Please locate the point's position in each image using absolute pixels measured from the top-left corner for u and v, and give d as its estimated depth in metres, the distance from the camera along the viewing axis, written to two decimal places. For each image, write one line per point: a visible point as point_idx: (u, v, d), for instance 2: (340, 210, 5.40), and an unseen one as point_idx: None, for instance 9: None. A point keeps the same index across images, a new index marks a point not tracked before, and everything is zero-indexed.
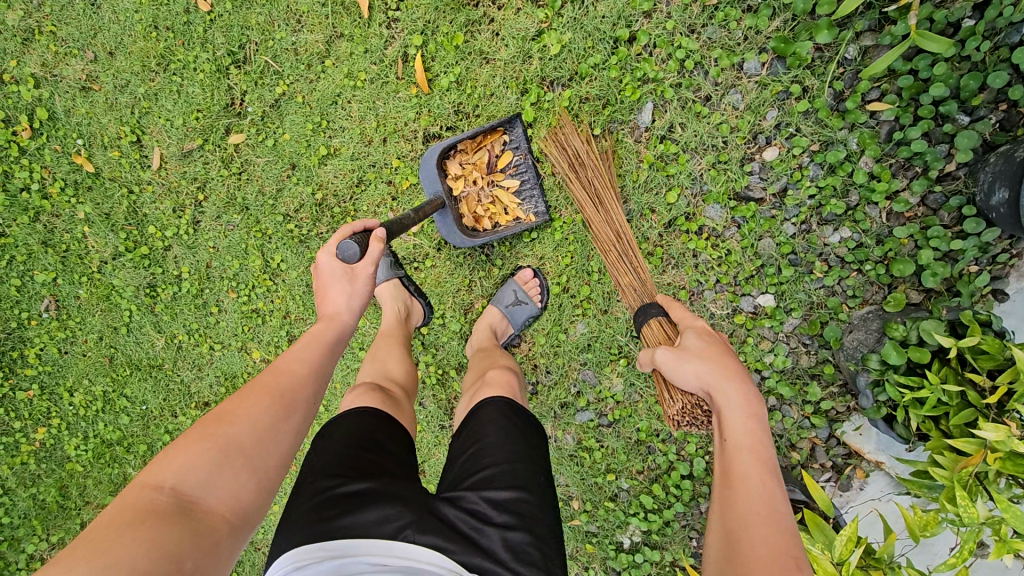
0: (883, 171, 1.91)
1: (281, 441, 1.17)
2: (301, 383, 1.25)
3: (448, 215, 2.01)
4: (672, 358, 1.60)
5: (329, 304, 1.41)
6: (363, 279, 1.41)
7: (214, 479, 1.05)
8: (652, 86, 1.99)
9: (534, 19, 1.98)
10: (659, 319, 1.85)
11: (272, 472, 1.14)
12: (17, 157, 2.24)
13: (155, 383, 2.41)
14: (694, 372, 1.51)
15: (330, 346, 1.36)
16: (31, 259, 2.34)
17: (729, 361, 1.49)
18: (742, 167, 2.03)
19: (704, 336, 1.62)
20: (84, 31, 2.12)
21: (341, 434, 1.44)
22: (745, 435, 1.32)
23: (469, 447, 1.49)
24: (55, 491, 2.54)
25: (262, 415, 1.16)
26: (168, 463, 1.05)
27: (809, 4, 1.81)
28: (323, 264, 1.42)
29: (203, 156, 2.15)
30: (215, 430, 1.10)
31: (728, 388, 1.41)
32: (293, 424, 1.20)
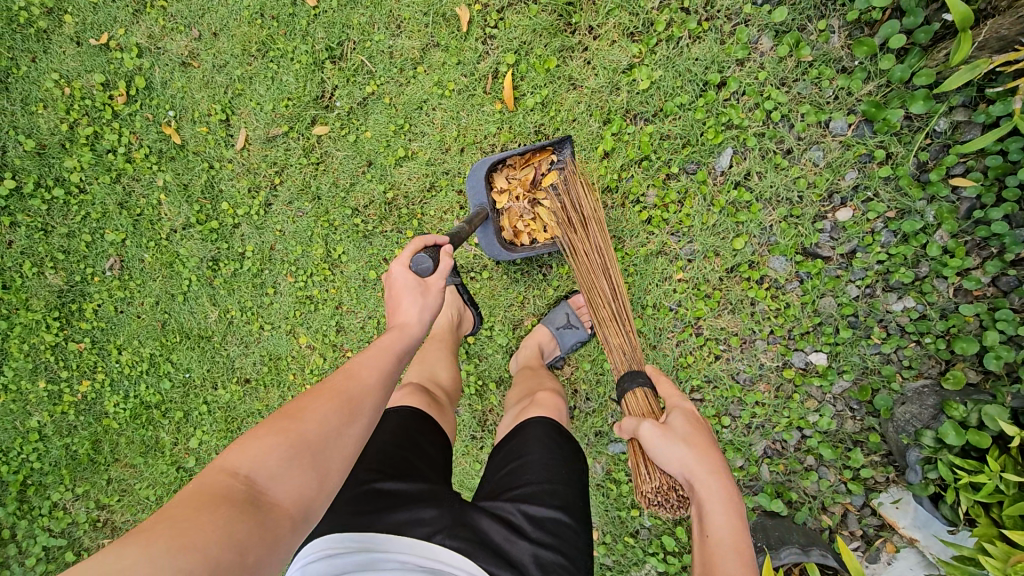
0: (958, 247, 1.90)
1: (347, 444, 1.13)
2: (371, 389, 1.21)
3: (490, 228, 2.00)
4: (655, 438, 1.51)
5: (401, 314, 1.40)
6: (433, 293, 1.44)
7: (284, 472, 1.03)
8: (736, 132, 1.99)
9: (627, 52, 1.99)
10: (643, 389, 1.75)
11: (335, 474, 1.11)
12: (109, 119, 2.30)
13: (201, 354, 2.48)
14: (677, 457, 1.43)
15: (399, 355, 1.32)
16: (105, 218, 2.40)
17: (711, 451, 1.41)
18: (814, 224, 2.03)
19: (690, 418, 1.53)
20: (193, 9, 2.16)
21: (384, 433, 1.51)
22: (731, 535, 1.26)
23: (513, 460, 1.49)
24: (87, 444, 2.62)
25: (332, 415, 1.13)
26: (243, 450, 1.03)
27: (906, 74, 1.80)
28: (395, 274, 1.42)
29: (286, 143, 2.19)
30: (288, 425, 1.08)
31: (710, 484, 1.34)
32: (359, 430, 1.16)
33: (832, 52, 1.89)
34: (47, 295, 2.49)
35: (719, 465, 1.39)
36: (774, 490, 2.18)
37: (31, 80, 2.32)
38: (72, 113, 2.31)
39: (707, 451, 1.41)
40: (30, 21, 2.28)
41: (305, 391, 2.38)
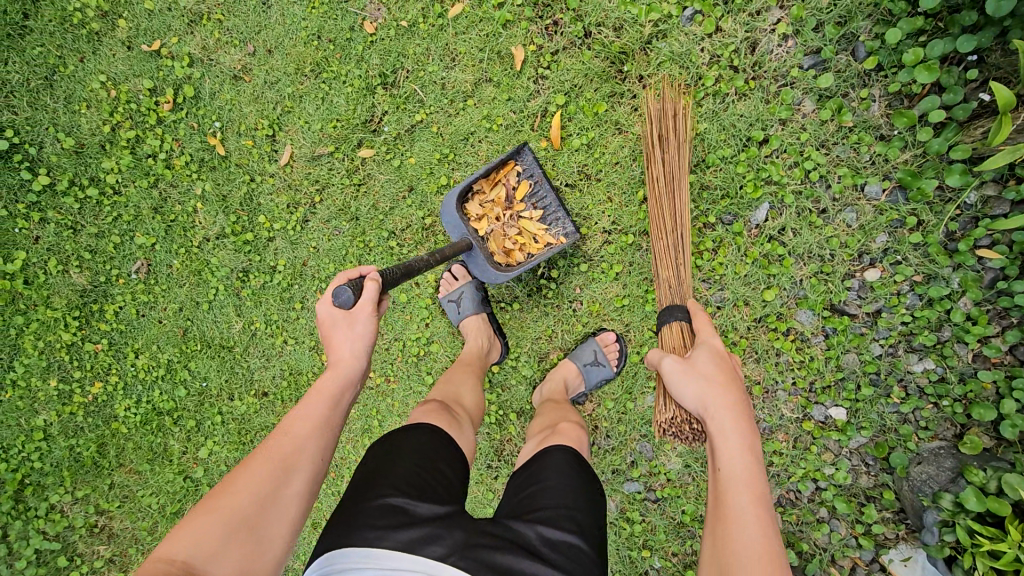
0: (981, 315, 1.95)
1: (284, 502, 1.25)
2: (303, 441, 1.33)
3: (478, 255, 1.97)
4: (676, 371, 1.65)
5: (334, 352, 1.49)
6: (361, 320, 1.49)
7: (222, 547, 1.13)
8: (774, 188, 2.05)
9: (675, 103, 2.05)
10: (679, 322, 1.84)
11: (277, 536, 1.23)
12: (153, 125, 2.30)
13: (221, 363, 2.46)
14: (696, 395, 1.56)
15: (334, 397, 1.44)
16: (137, 221, 2.40)
17: (732, 385, 1.52)
18: (843, 282, 2.09)
19: (715, 355, 1.63)
20: (250, 25, 2.18)
21: (403, 449, 1.49)
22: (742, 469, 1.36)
23: (532, 485, 1.51)
24: (93, 447, 2.57)
25: (265, 480, 1.24)
26: (180, 535, 1.12)
27: (944, 147, 1.87)
28: (324, 316, 1.50)
29: (331, 162, 2.21)
30: (221, 500, 1.19)
31: (722, 417, 1.46)
32: (295, 484, 1.28)
33: (872, 120, 1.96)
34: (69, 293, 2.46)
35: (735, 400, 1.50)
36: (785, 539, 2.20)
37: (77, 79, 2.33)
38: (115, 115, 2.32)
39: (727, 388, 1.52)
40: (84, 22, 2.29)
41: None
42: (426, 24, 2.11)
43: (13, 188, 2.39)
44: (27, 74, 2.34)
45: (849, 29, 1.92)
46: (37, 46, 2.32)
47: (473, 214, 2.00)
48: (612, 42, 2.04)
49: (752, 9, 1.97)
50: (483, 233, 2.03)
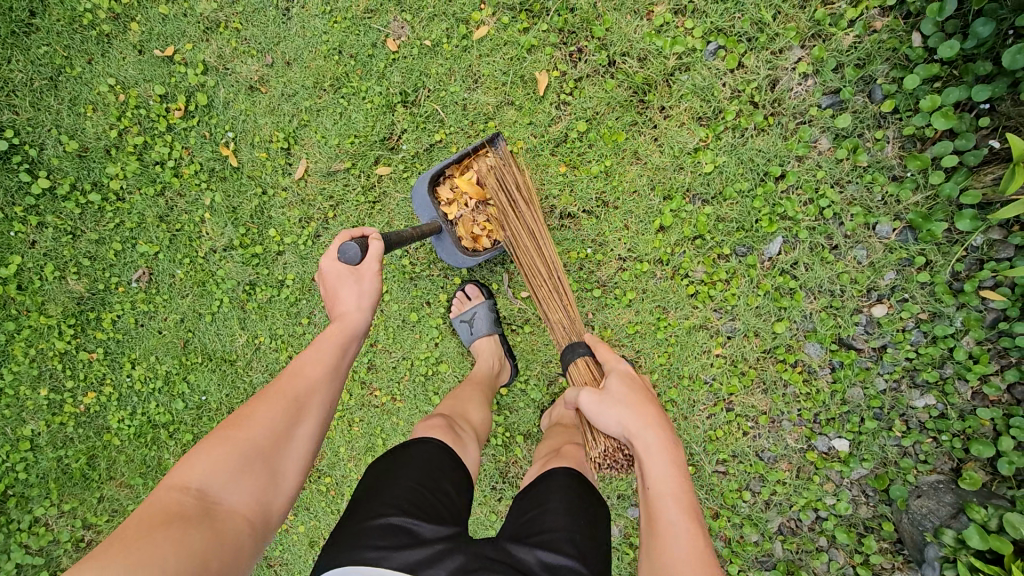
0: (982, 354, 2.00)
1: (295, 443, 1.23)
2: (314, 385, 1.29)
3: (444, 238, 2.03)
4: (595, 402, 1.59)
5: (339, 305, 1.43)
6: (370, 274, 1.43)
7: (235, 481, 1.11)
8: (789, 223, 2.09)
9: (695, 135, 2.07)
10: (585, 359, 1.78)
11: (288, 477, 1.21)
12: (162, 132, 2.25)
13: (222, 377, 2.40)
14: (616, 419, 1.50)
15: (344, 345, 1.39)
16: (140, 228, 2.33)
17: (648, 404, 1.49)
18: (852, 316, 2.13)
19: (628, 377, 1.60)
20: (269, 36, 2.15)
21: (409, 466, 1.46)
22: (665, 481, 1.33)
23: (534, 508, 1.49)
24: (83, 459, 2.48)
25: (276, 420, 1.21)
26: (192, 466, 1.09)
27: (955, 192, 1.92)
28: (326, 269, 1.44)
29: (347, 178, 2.18)
30: (232, 434, 1.15)
31: (645, 434, 1.42)
32: (305, 426, 1.25)
33: (885, 160, 2.01)
34: (66, 300, 2.39)
35: (655, 416, 1.46)
36: (786, 568, 2.22)
37: (84, 81, 2.26)
38: (123, 120, 2.26)
39: (644, 405, 1.49)
40: (94, 23, 2.23)
41: None
42: (449, 45, 2.09)
43: (11, 190, 2.31)
44: (31, 73, 2.26)
45: (868, 71, 1.96)
46: (43, 45, 2.25)
47: (442, 197, 1.99)
48: (636, 72, 2.06)
49: (774, 47, 2.00)
50: (451, 216, 2.03)
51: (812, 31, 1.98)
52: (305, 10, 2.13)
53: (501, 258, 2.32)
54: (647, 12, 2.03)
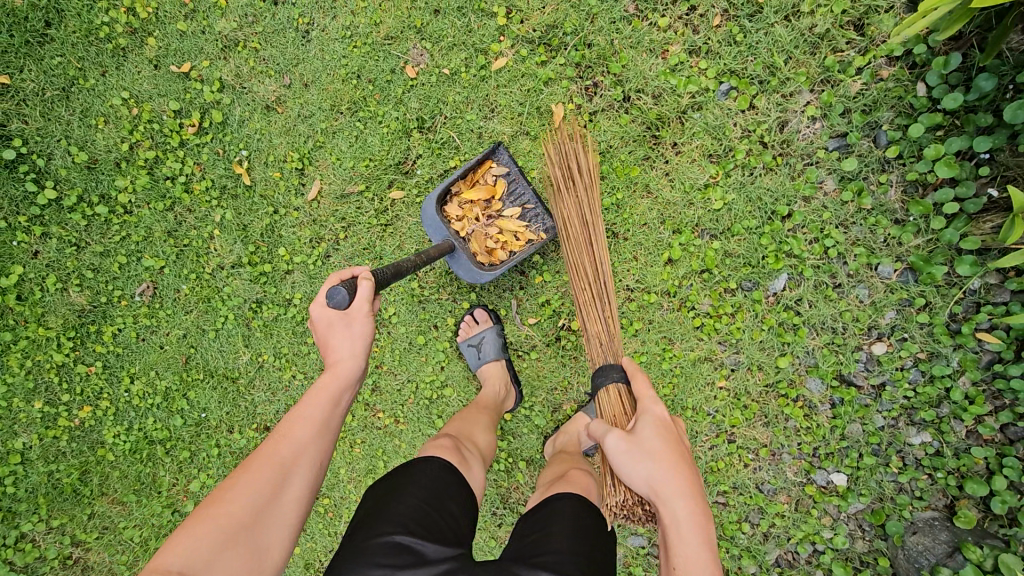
0: (978, 394, 2.04)
1: (286, 507, 1.18)
2: (304, 444, 1.25)
3: (459, 255, 1.96)
4: (621, 451, 1.50)
5: (332, 354, 1.39)
6: (360, 321, 1.39)
7: (219, 558, 1.05)
8: (794, 261, 2.13)
9: (705, 172, 2.11)
10: (617, 386, 1.70)
11: (278, 544, 1.15)
12: (175, 147, 2.24)
13: (223, 395, 2.38)
14: (644, 477, 1.43)
15: (335, 397, 1.34)
16: (147, 242, 2.31)
17: (679, 463, 1.43)
18: (853, 353, 2.16)
19: (660, 428, 1.51)
20: (288, 57, 2.16)
21: (416, 483, 1.46)
22: (693, 557, 1.32)
23: (537, 530, 1.48)
24: (74, 474, 2.43)
25: (264, 485, 1.16)
26: (174, 544, 1.04)
27: (955, 237, 1.98)
28: (317, 316, 1.40)
29: (360, 201, 2.18)
30: (217, 507, 1.11)
31: (674, 504, 1.37)
32: (296, 489, 1.20)
33: (888, 204, 2.06)
34: (66, 312, 2.35)
35: (687, 482, 1.40)
36: None
37: (97, 93, 2.25)
38: (135, 134, 2.25)
39: (675, 465, 1.42)
40: (110, 37, 2.22)
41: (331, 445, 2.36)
42: (467, 74, 2.12)
43: (16, 200, 2.29)
44: (43, 83, 2.25)
45: (874, 117, 2.00)
46: (57, 56, 2.23)
47: (452, 215, 2.00)
48: (650, 109, 2.10)
49: (785, 90, 2.04)
50: (463, 233, 2.02)
51: (821, 76, 2.02)
52: (325, 33, 2.14)
53: (508, 285, 2.31)
54: (662, 52, 2.07)
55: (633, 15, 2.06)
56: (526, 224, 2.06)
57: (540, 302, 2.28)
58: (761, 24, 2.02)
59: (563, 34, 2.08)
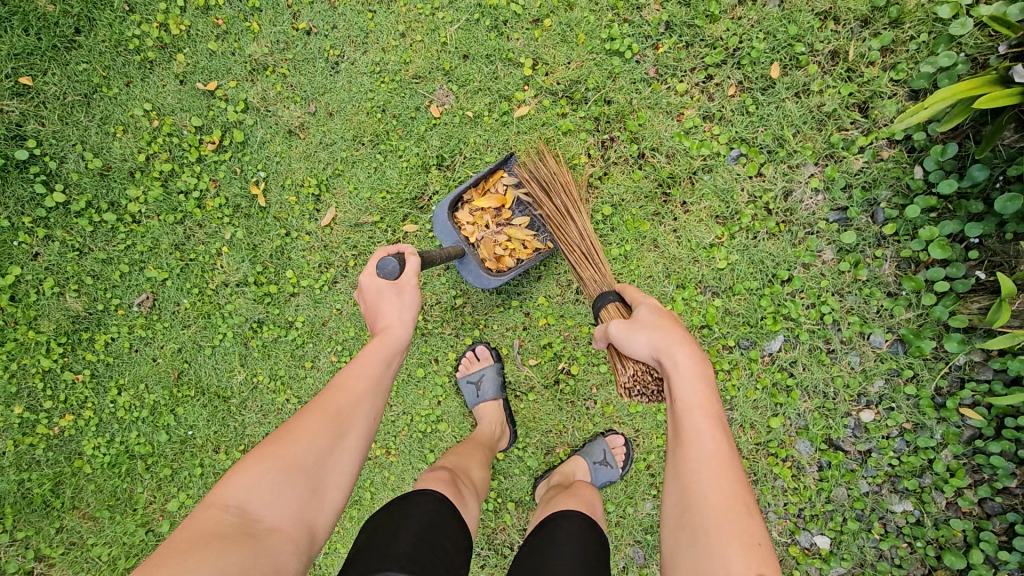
0: (959, 468, 2.09)
1: (338, 459, 1.17)
2: (359, 397, 1.22)
3: (469, 262, 2.01)
4: (622, 330, 1.54)
5: (381, 319, 1.37)
6: (407, 291, 1.38)
7: (276, 498, 1.08)
8: (791, 324, 2.19)
9: (712, 232, 2.16)
10: (614, 302, 1.75)
11: (333, 491, 1.16)
12: (192, 162, 2.24)
13: (212, 413, 2.34)
14: (644, 341, 1.46)
15: (389, 358, 1.32)
16: (152, 253, 2.29)
17: (673, 325, 1.44)
18: (842, 418, 2.21)
19: (656, 310, 1.54)
20: (315, 85, 2.19)
21: (414, 517, 1.43)
22: (692, 395, 1.29)
23: (536, 554, 1.43)
24: (46, 485, 2.35)
25: (320, 435, 1.15)
26: (234, 482, 1.08)
27: (944, 314, 2.06)
28: (366, 285, 1.40)
29: (373, 232, 2.20)
30: (276, 450, 1.12)
31: (674, 352, 1.36)
32: (349, 443, 1.18)
33: (882, 277, 2.13)
34: (60, 318, 2.31)
35: (684, 337, 1.41)
36: None
37: (118, 102, 2.26)
38: (153, 145, 2.25)
39: (671, 326, 1.44)
40: (139, 49, 2.24)
41: None
42: (490, 118, 2.14)
43: (22, 200, 2.26)
44: (65, 88, 2.25)
45: (873, 194, 2.07)
46: (82, 62, 2.24)
47: (462, 222, 2.02)
48: (663, 167, 2.13)
49: (791, 161, 2.10)
50: (473, 239, 2.04)
51: (826, 152, 2.08)
52: (354, 66, 2.17)
53: (508, 323, 2.31)
54: (678, 114, 2.12)
55: (653, 77, 2.11)
56: (534, 233, 2.09)
57: (541, 344, 2.29)
58: (773, 97, 2.07)
59: (585, 90, 2.11)
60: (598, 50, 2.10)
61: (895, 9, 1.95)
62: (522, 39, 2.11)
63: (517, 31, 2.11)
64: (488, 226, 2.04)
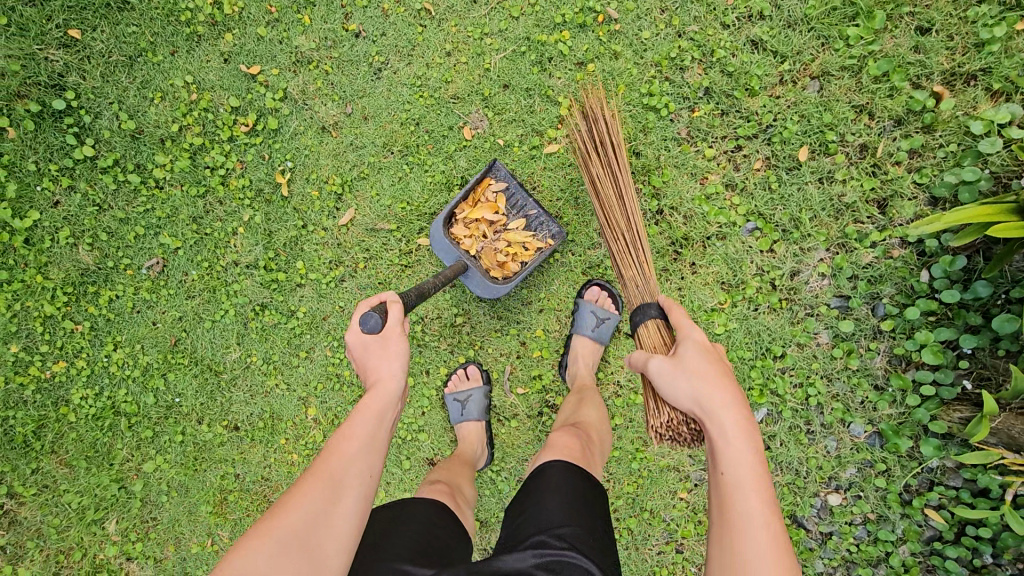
0: (914, 565, 2.13)
1: (335, 522, 1.22)
2: (350, 460, 1.29)
3: (473, 274, 2.03)
4: (665, 370, 1.46)
5: (371, 375, 1.44)
6: (394, 342, 1.45)
7: (274, 570, 1.13)
8: (776, 399, 2.22)
9: (715, 296, 2.19)
10: (655, 321, 1.69)
11: (332, 557, 1.20)
12: (223, 140, 2.28)
13: (202, 384, 2.39)
14: (688, 390, 1.38)
15: (381, 414, 1.39)
16: (169, 220, 2.33)
17: (725, 378, 1.36)
18: (809, 497, 2.26)
19: (703, 350, 1.44)
20: (355, 88, 2.22)
21: (410, 519, 1.53)
22: (740, 464, 1.23)
23: (525, 509, 1.49)
24: (30, 426, 2.39)
25: (315, 502, 1.21)
26: (234, 559, 1.12)
27: (925, 417, 2.09)
28: (354, 340, 1.46)
29: (387, 238, 2.24)
30: (273, 521, 1.17)
31: (722, 414, 1.30)
32: (343, 505, 1.24)
33: (872, 368, 2.16)
34: (70, 268, 2.35)
35: (735, 395, 1.33)
36: None
37: (161, 69, 2.29)
38: (187, 117, 2.28)
39: (722, 377, 1.36)
40: (189, 21, 2.27)
41: (292, 459, 2.37)
42: (519, 149, 2.18)
43: (51, 148, 2.30)
44: (111, 46, 2.28)
45: (876, 289, 2.10)
46: (133, 24, 2.28)
47: (459, 234, 2.04)
48: (679, 227, 2.16)
49: (803, 243, 2.13)
50: (473, 251, 2.07)
51: (839, 240, 2.11)
52: (396, 75, 2.21)
53: (504, 348, 2.35)
54: (702, 177, 2.15)
55: (684, 138, 2.14)
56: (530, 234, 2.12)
57: (532, 374, 2.34)
58: (797, 179, 2.10)
59: None
60: (635, 103, 2.13)
61: (930, 116, 1.98)
62: (563, 79, 2.15)
63: (559, 71, 2.14)
64: (485, 236, 2.06)
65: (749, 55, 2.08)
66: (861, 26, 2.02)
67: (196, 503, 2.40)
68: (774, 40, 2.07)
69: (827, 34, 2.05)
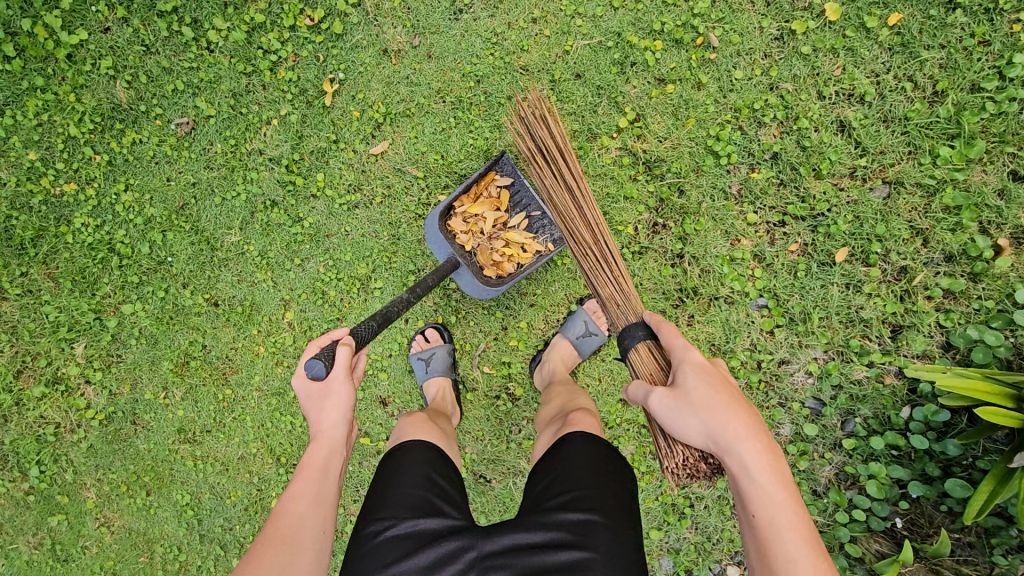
0: None
1: None
2: (299, 519, 1.32)
3: (465, 273, 1.99)
4: (669, 405, 1.37)
5: (314, 428, 1.47)
6: (336, 391, 1.46)
7: None
8: None
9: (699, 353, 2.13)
10: (646, 342, 1.57)
11: None
12: (285, 28, 2.22)
13: (196, 252, 2.41)
14: (703, 428, 1.30)
15: (327, 464, 1.43)
16: (211, 85, 2.30)
17: (741, 407, 1.30)
18: (709, 565, 2.23)
19: (704, 374, 1.36)
20: (429, 22, 2.15)
21: (414, 468, 1.39)
22: (771, 505, 1.19)
23: (547, 476, 1.37)
24: (29, 232, 2.44)
25: (270, 566, 1.21)
26: None
27: (845, 536, 2.03)
28: (300, 388, 1.51)
29: (411, 184, 2.22)
30: None
31: (742, 451, 1.24)
32: (299, 561, 1.25)
33: (817, 474, 2.09)
34: (104, 98, 2.35)
35: (752, 427, 1.27)
36: None
37: None
38: None
39: (734, 406, 1.30)
40: None
41: (258, 350, 2.41)
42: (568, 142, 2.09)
43: None
44: None
45: (854, 405, 2.05)
46: None
47: (456, 229, 2.01)
48: (691, 277, 2.10)
49: (804, 338, 2.08)
50: (468, 248, 2.02)
51: (840, 346, 2.06)
52: (474, 23, 2.12)
53: (486, 326, 2.37)
54: (734, 239, 2.08)
55: (732, 194, 2.06)
56: (531, 235, 2.03)
57: (502, 359, 2.37)
58: (824, 275, 2.04)
59: (666, 170, 2.07)
60: (698, 142, 2.05)
61: (981, 265, 1.90)
62: (638, 90, 2.06)
63: (638, 80, 2.06)
64: (484, 234, 2.01)
65: (831, 136, 1.99)
66: (955, 149, 1.91)
67: (160, 357, 2.48)
68: (861, 130, 1.97)
69: (917, 144, 1.94)
